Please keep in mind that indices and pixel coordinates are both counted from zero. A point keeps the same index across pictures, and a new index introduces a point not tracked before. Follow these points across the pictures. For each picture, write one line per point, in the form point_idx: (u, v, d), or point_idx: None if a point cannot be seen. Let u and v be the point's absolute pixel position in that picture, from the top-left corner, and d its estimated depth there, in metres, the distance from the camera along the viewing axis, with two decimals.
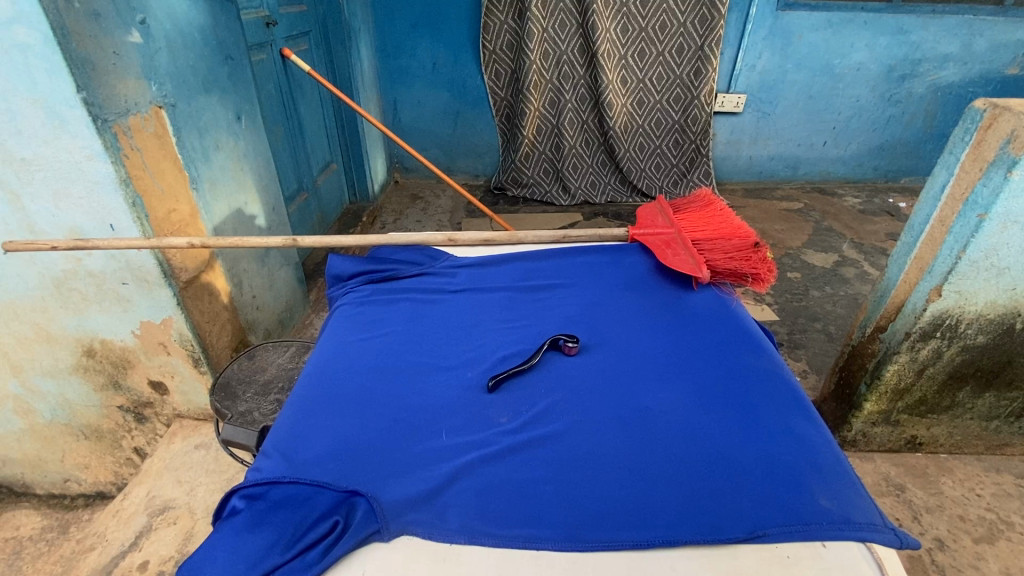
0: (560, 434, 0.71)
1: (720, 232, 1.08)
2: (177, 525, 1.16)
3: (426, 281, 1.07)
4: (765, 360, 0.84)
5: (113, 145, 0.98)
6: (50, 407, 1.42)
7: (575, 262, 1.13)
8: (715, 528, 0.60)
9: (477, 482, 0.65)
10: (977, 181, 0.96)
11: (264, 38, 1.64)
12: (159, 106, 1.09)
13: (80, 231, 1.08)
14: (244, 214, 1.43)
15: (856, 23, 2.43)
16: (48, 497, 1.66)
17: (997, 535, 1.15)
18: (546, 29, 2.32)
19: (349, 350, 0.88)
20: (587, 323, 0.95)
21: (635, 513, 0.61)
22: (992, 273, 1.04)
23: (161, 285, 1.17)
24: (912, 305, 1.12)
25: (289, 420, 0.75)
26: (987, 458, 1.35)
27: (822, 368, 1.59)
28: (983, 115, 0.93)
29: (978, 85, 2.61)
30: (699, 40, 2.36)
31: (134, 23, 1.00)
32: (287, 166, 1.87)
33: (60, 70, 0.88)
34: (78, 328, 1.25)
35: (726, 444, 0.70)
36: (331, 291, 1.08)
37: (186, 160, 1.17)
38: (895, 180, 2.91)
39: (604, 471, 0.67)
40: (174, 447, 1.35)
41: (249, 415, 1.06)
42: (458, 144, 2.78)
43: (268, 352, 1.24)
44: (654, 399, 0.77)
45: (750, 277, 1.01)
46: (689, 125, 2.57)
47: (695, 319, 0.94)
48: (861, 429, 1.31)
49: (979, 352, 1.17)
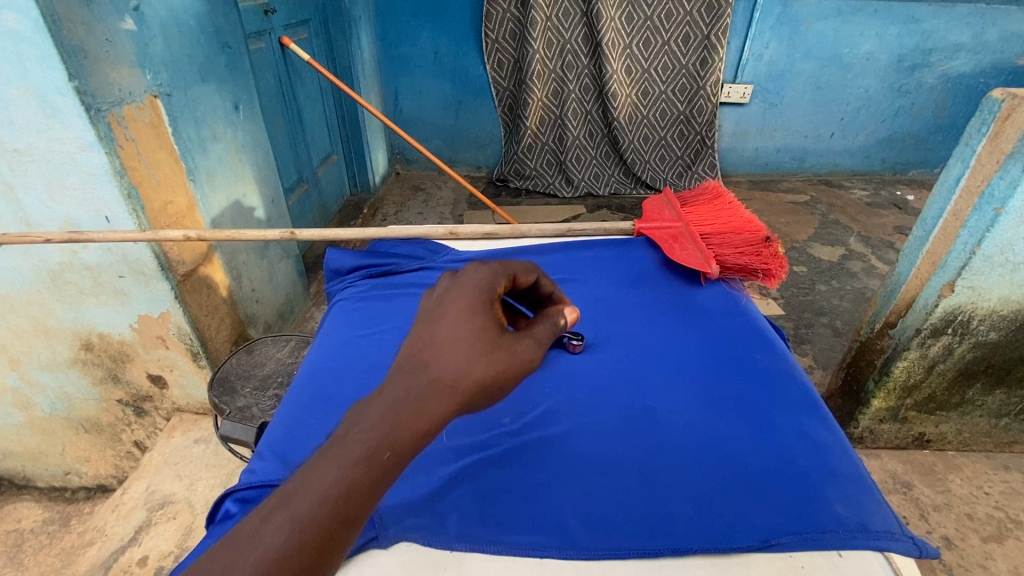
0: (564, 435, 0.70)
1: (729, 227, 1.05)
2: (177, 520, 1.15)
3: (427, 275, 1.05)
4: (776, 359, 0.82)
5: (106, 136, 0.96)
6: (49, 401, 1.41)
7: (580, 257, 1.10)
8: (726, 536, 0.58)
9: (478, 487, 0.63)
10: (994, 174, 0.93)
11: (261, 26, 1.60)
12: (155, 95, 1.06)
13: (75, 223, 1.06)
14: (242, 206, 1.40)
15: (867, 12, 2.37)
16: (49, 490, 1.66)
17: (1006, 534, 1.13)
18: (550, 17, 2.27)
19: (347, 348, 0.86)
20: (592, 320, 0.93)
21: (643, 520, 0.60)
22: (1006, 268, 1.02)
23: (157, 277, 1.15)
24: (924, 300, 1.10)
25: (283, 420, 0.73)
26: (996, 455, 1.33)
27: (828, 364, 1.57)
28: (1001, 105, 0.89)
29: (989, 76, 2.56)
30: (705, 28, 2.31)
31: (128, 10, 0.97)
32: (286, 156, 1.84)
33: (51, 58, 0.86)
34: (75, 321, 1.24)
35: (737, 447, 0.68)
36: (329, 286, 1.06)
37: (182, 151, 1.15)
38: (903, 172, 2.87)
39: (609, 474, 0.65)
40: (174, 442, 1.34)
41: (247, 411, 1.04)
42: (461, 134, 2.74)
43: (267, 346, 1.22)
44: (661, 400, 0.75)
45: (761, 273, 0.98)
46: (695, 115, 2.53)
47: (701, 316, 0.92)
48: (868, 426, 1.29)
49: (991, 349, 1.15)
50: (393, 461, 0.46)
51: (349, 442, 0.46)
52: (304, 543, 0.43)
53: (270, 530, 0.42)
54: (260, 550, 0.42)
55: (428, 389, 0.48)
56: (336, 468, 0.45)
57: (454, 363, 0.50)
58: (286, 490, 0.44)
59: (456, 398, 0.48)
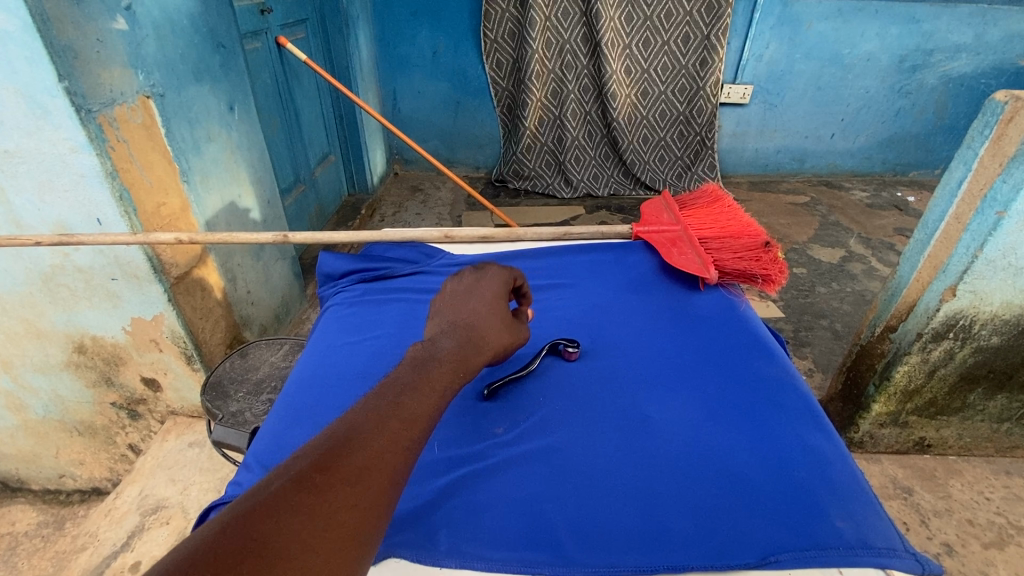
0: (559, 446, 0.68)
1: (728, 231, 1.03)
2: (170, 526, 1.14)
3: (421, 280, 1.04)
4: (776, 367, 0.80)
5: (97, 137, 0.94)
6: (42, 403, 1.40)
7: (576, 261, 1.09)
8: (723, 553, 0.56)
9: (470, 500, 0.62)
10: (997, 177, 0.92)
11: (257, 25, 1.58)
12: (147, 95, 1.05)
13: (66, 225, 1.05)
14: (237, 208, 1.39)
15: (868, 12, 2.36)
16: (43, 493, 1.65)
17: (1007, 540, 1.12)
18: (549, 17, 2.26)
19: (338, 355, 0.85)
20: (588, 327, 0.91)
21: (639, 536, 0.58)
22: (1008, 272, 1.01)
23: (150, 280, 1.14)
24: (925, 304, 1.08)
25: (271, 430, 0.72)
26: (997, 460, 1.32)
27: (828, 367, 1.56)
28: (1003, 107, 0.87)
29: (990, 77, 2.55)
30: (705, 28, 2.29)
31: (119, 9, 0.96)
32: (283, 156, 1.83)
33: (40, 59, 0.84)
34: (68, 323, 1.22)
35: (734, 459, 0.66)
36: (322, 290, 1.05)
37: (175, 152, 1.13)
38: (904, 173, 2.85)
39: (606, 487, 0.64)
40: (168, 446, 1.33)
41: (240, 416, 1.03)
42: (459, 135, 2.73)
43: (261, 350, 1.20)
44: (659, 409, 0.74)
45: (760, 278, 0.97)
46: (694, 116, 2.52)
47: (699, 322, 0.91)
48: (868, 430, 1.27)
49: (992, 353, 1.14)
50: (463, 378, 0.61)
51: (437, 359, 0.60)
52: (424, 417, 0.53)
53: (399, 403, 0.53)
54: (397, 415, 0.51)
55: (475, 339, 0.66)
56: (437, 370, 0.59)
57: (495, 327, 0.69)
58: (400, 382, 0.55)
59: (493, 349, 0.68)
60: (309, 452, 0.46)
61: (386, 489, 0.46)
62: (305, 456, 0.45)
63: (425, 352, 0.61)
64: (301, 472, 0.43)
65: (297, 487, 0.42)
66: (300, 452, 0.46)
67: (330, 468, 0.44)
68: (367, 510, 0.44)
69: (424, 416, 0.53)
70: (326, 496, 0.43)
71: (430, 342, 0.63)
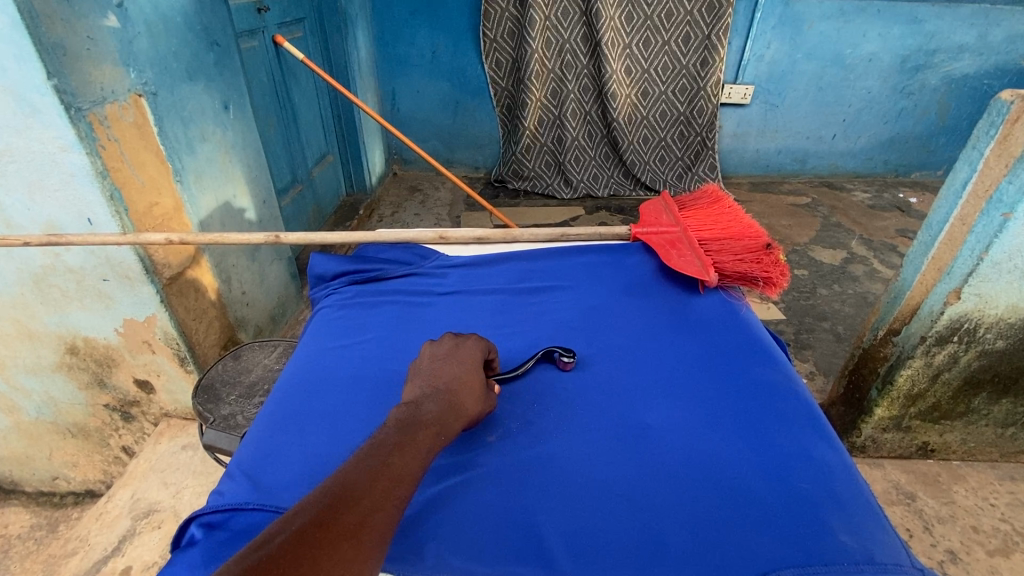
0: (553, 455, 0.67)
1: (728, 232, 1.01)
2: (162, 530, 1.12)
3: (415, 281, 1.02)
4: (778, 373, 0.79)
5: (88, 135, 0.93)
6: (35, 405, 1.38)
7: (572, 263, 1.07)
8: (722, 568, 0.55)
9: (460, 511, 0.60)
10: (1002, 178, 0.90)
11: (254, 24, 1.56)
12: (139, 93, 1.03)
13: (57, 225, 1.03)
14: (232, 208, 1.38)
15: (870, 12, 2.34)
16: (36, 495, 1.63)
17: (1012, 548, 1.10)
18: (549, 17, 2.24)
19: (328, 359, 0.83)
20: (585, 330, 0.90)
21: (635, 550, 0.57)
22: (1014, 275, 0.99)
23: (142, 281, 1.12)
24: (929, 307, 1.06)
25: (257, 437, 0.70)
26: (1001, 465, 1.30)
27: (830, 370, 1.54)
28: (1010, 107, 0.85)
29: (993, 77, 2.53)
30: (706, 28, 2.28)
31: (111, 6, 0.94)
32: (280, 157, 1.81)
33: (29, 56, 0.83)
34: (60, 325, 1.21)
35: (734, 469, 0.65)
36: (314, 292, 1.03)
37: (168, 151, 1.12)
38: (906, 174, 2.83)
39: (601, 497, 0.62)
40: (161, 448, 1.32)
41: (232, 419, 1.01)
42: (458, 135, 2.71)
43: (254, 352, 1.19)
44: (657, 416, 0.72)
45: (761, 281, 0.95)
46: (695, 116, 2.50)
47: (699, 326, 0.89)
48: (871, 435, 1.26)
49: (997, 357, 1.12)
50: (443, 444, 0.59)
51: (422, 422, 0.58)
52: (410, 476, 0.53)
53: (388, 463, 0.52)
54: (385, 474, 0.51)
55: (457, 404, 0.63)
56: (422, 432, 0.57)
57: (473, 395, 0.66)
58: (388, 442, 0.55)
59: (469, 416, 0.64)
60: (306, 508, 0.46)
61: (379, 543, 0.47)
62: (303, 512, 0.46)
63: (409, 415, 0.59)
64: (301, 528, 0.44)
65: (298, 543, 0.43)
66: (298, 508, 0.46)
67: (328, 524, 0.45)
68: (361, 564, 0.45)
69: (411, 475, 0.53)
70: (325, 551, 0.43)
71: (414, 404, 0.61)
